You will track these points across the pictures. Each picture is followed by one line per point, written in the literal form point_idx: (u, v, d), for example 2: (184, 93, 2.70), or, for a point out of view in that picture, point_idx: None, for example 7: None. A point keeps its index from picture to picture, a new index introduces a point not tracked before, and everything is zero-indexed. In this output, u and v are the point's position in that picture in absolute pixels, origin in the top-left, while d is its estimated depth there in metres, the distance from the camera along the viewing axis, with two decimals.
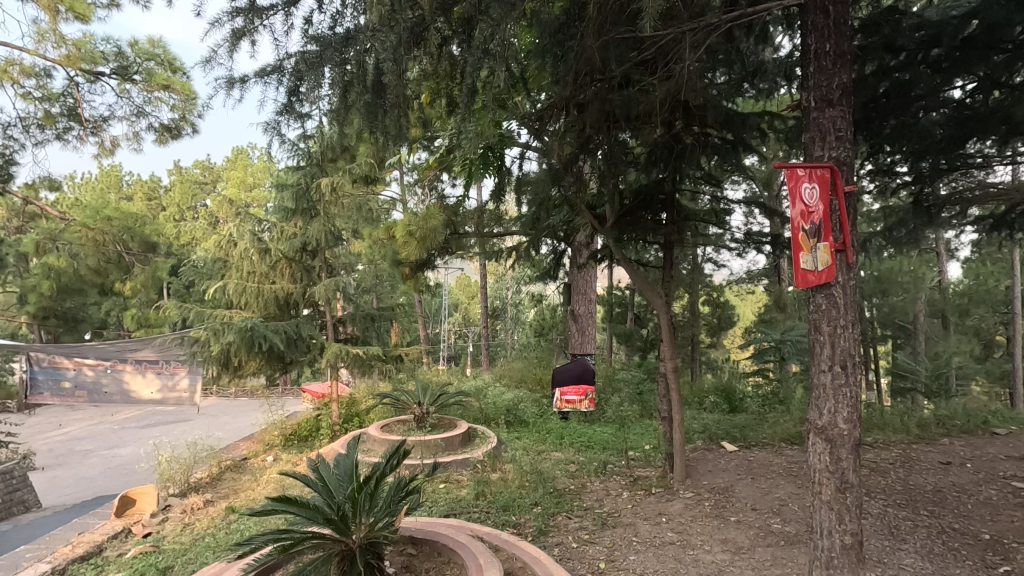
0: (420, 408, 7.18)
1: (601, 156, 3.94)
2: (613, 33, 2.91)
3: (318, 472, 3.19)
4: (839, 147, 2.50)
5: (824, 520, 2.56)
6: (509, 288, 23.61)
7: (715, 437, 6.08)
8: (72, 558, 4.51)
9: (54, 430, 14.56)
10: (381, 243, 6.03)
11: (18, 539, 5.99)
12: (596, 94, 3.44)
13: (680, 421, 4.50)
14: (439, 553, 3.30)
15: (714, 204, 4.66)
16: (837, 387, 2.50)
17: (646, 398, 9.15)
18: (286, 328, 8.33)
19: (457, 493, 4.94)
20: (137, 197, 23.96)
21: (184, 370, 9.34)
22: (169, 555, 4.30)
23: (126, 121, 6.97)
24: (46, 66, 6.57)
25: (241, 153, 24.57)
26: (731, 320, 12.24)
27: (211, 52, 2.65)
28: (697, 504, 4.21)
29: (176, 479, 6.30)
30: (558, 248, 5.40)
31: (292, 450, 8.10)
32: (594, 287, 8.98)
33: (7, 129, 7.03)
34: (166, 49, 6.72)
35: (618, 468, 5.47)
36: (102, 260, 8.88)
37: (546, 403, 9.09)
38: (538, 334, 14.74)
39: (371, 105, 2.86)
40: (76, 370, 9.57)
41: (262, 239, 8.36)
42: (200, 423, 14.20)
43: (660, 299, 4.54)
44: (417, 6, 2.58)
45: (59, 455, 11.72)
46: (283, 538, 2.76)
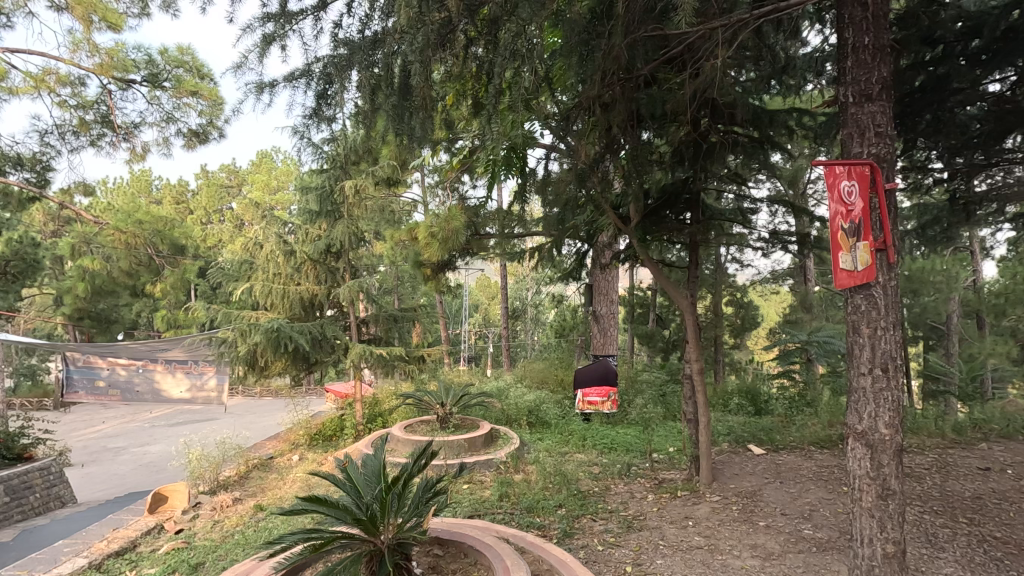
0: (443, 408, 7.24)
1: (627, 156, 3.90)
2: (642, 30, 2.91)
3: (346, 472, 3.21)
4: (878, 143, 2.43)
5: (865, 527, 2.50)
6: (529, 288, 23.71)
7: (742, 440, 5.99)
8: (108, 553, 4.62)
9: (88, 428, 14.97)
10: (403, 244, 6.08)
11: (54, 533, 6.16)
12: (623, 93, 3.39)
13: (707, 424, 4.42)
14: (466, 554, 3.31)
15: (739, 203, 4.59)
16: (877, 391, 2.43)
17: (669, 400, 9.05)
18: (311, 328, 8.45)
19: (480, 493, 4.95)
20: (166, 201, 24.55)
21: (212, 370, 9.55)
22: (200, 551, 4.38)
23: (156, 127, 7.17)
24: (81, 75, 6.78)
25: (265, 156, 25.06)
26: (756, 321, 12.05)
27: (242, 57, 2.71)
28: (724, 508, 4.14)
29: (205, 477, 6.44)
30: (581, 249, 5.38)
31: (316, 449, 8.21)
32: (617, 287, 8.91)
33: (43, 136, 7.26)
34: (194, 56, 6.87)
35: (642, 470, 5.41)
36: (134, 262, 9.09)
37: (567, 405, 9.07)
38: (559, 335, 14.71)
39: (398, 108, 2.89)
40: (110, 370, 9.82)
41: (287, 242, 8.50)
42: (228, 422, 14.51)
43: (685, 300, 4.48)
44: (444, 6, 2.58)
45: (94, 452, 12.07)
46: (313, 537, 2.79)
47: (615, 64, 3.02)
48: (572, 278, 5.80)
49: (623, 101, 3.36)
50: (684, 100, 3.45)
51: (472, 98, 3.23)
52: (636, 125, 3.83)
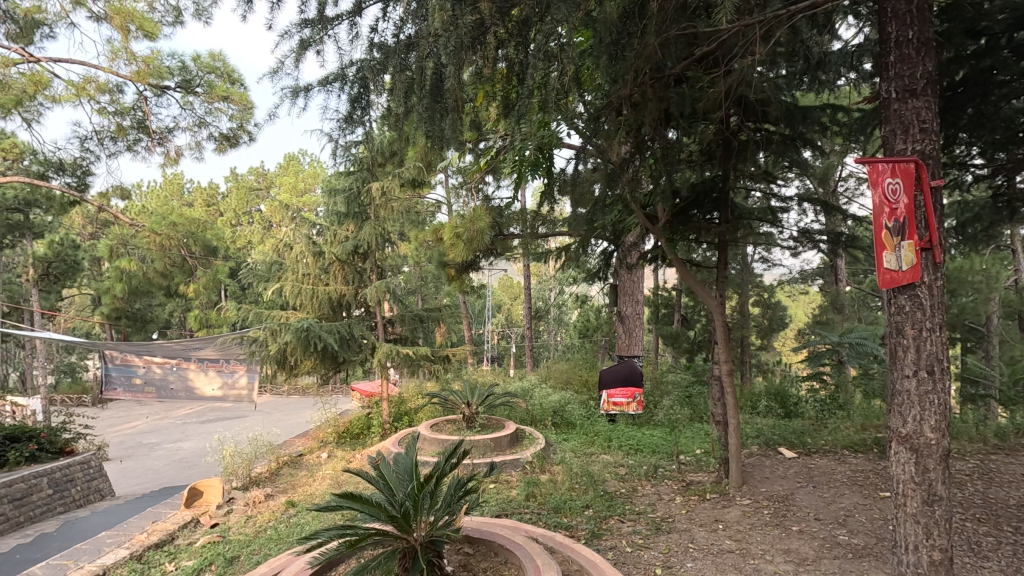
0: (469, 408, 7.29)
1: (656, 155, 3.87)
2: (673, 29, 2.88)
3: (379, 470, 3.25)
4: (923, 139, 2.37)
5: (909, 534, 2.44)
6: (553, 289, 23.78)
7: (772, 442, 5.88)
8: (148, 545, 4.78)
9: (126, 424, 15.47)
10: (428, 246, 6.13)
11: (95, 525, 6.39)
12: (653, 92, 3.36)
13: (737, 426, 4.34)
14: (496, 554, 3.32)
15: (769, 202, 4.51)
16: (922, 394, 2.37)
17: (696, 401, 8.96)
18: (339, 328, 8.60)
19: (507, 493, 4.96)
20: (197, 204, 25.21)
21: (243, 369, 9.78)
22: (235, 545, 4.49)
23: (189, 131, 7.39)
24: (118, 82, 7.02)
25: (292, 159, 25.55)
26: (784, 322, 11.84)
27: (279, 63, 2.77)
28: (755, 512, 4.07)
29: (239, 473, 6.60)
30: (606, 249, 5.35)
31: (344, 447, 8.34)
32: (642, 287, 8.83)
33: (84, 142, 7.55)
34: (226, 62, 7.06)
35: (670, 472, 5.35)
36: (168, 263, 9.34)
37: (593, 405, 9.05)
38: (582, 335, 14.67)
39: (430, 110, 2.93)
40: (145, 367, 10.10)
41: (316, 243, 8.67)
42: (258, 420, 14.86)
43: (715, 300, 4.42)
44: (477, 8, 2.60)
45: (129, 447, 12.45)
46: (349, 533, 2.84)
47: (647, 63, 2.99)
48: (598, 278, 5.80)
49: (654, 101, 3.32)
50: (716, 98, 3.39)
51: (498, 100, 3.24)
52: (665, 124, 3.78)
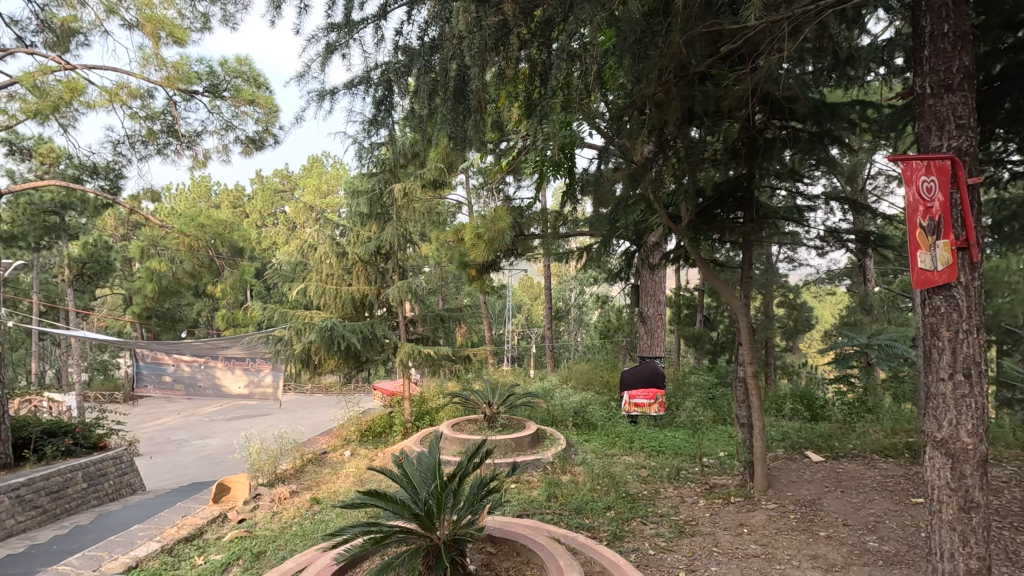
0: (490, 408, 7.31)
1: (679, 154, 3.83)
2: (699, 27, 2.85)
3: (403, 468, 3.28)
4: (959, 136, 2.31)
5: (945, 541, 2.37)
6: (573, 289, 23.75)
7: (798, 446, 5.77)
8: (178, 538, 4.90)
9: (155, 421, 15.90)
10: (449, 246, 6.16)
11: (128, 518, 6.57)
12: (677, 91, 3.31)
13: (762, 429, 4.27)
14: (519, 554, 3.32)
15: (794, 201, 4.42)
16: (959, 397, 2.31)
17: (719, 403, 8.85)
18: (362, 328, 8.71)
19: (529, 493, 4.97)
20: (224, 206, 25.77)
21: (268, 367, 9.98)
22: (262, 540, 4.57)
23: (217, 135, 7.57)
24: (149, 88, 7.21)
25: (315, 161, 25.94)
26: (810, 323, 11.61)
27: (306, 67, 2.83)
28: (781, 516, 4.00)
29: (265, 469, 6.72)
30: (628, 249, 5.32)
31: (368, 445, 8.43)
32: (664, 288, 8.74)
33: (116, 146, 7.77)
34: (252, 66, 7.22)
35: (693, 475, 5.29)
36: (196, 263, 9.57)
37: (614, 406, 9.01)
38: (603, 336, 14.61)
39: (454, 112, 2.94)
40: (175, 365, 10.35)
41: (339, 244, 8.79)
42: (283, 417, 15.13)
43: (739, 301, 4.35)
44: (501, 9, 2.61)
45: (159, 443, 12.78)
46: (374, 530, 2.87)
47: (672, 61, 2.96)
48: (619, 278, 5.77)
49: (678, 100, 3.29)
50: (742, 96, 3.34)
51: (520, 101, 3.24)
52: (689, 122, 3.73)
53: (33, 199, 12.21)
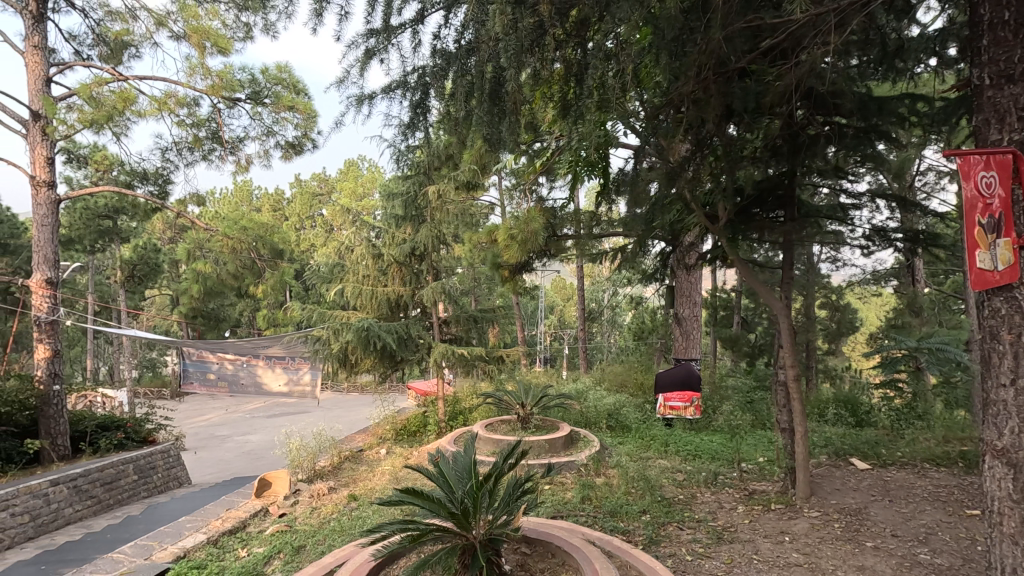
0: (524, 409, 7.32)
1: (718, 153, 3.75)
2: (739, 23, 2.80)
3: (439, 467, 3.31)
4: (1022, 128, 2.19)
5: (1007, 556, 2.25)
6: (606, 290, 23.59)
7: (842, 453, 5.57)
8: (223, 531, 5.08)
9: (200, 417, 16.49)
10: (482, 248, 6.19)
11: (175, 510, 6.84)
12: (717, 88, 3.25)
13: (804, 434, 4.14)
14: (553, 555, 3.32)
15: (838, 199, 4.27)
16: (1022, 404, 2.18)
17: (758, 407, 8.62)
18: (397, 328, 8.85)
19: (562, 494, 4.95)
20: (265, 209, 26.59)
21: (307, 366, 10.24)
22: (302, 535, 4.69)
23: (258, 140, 7.82)
24: (195, 96, 7.51)
25: (352, 164, 26.48)
26: (854, 325, 11.20)
27: (346, 72, 2.91)
28: (825, 525, 3.87)
29: (304, 465, 6.90)
30: (664, 250, 5.24)
31: (402, 444, 8.55)
32: (699, 289, 8.56)
33: (164, 153, 8.12)
34: (292, 73, 7.44)
35: (731, 480, 5.17)
36: (239, 265, 9.90)
37: (649, 409, 8.88)
38: (637, 337, 14.46)
39: (491, 114, 2.96)
40: (218, 364, 10.73)
41: (375, 245, 8.95)
42: (320, 415, 15.49)
43: (780, 302, 4.23)
44: (537, 10, 2.63)
45: (204, 439, 13.25)
46: (411, 528, 2.91)
47: (712, 58, 2.90)
48: (654, 279, 5.70)
49: (717, 97, 3.22)
50: (784, 92, 3.25)
51: (554, 102, 3.24)
52: (728, 120, 3.65)
53: (89, 204, 13.13)
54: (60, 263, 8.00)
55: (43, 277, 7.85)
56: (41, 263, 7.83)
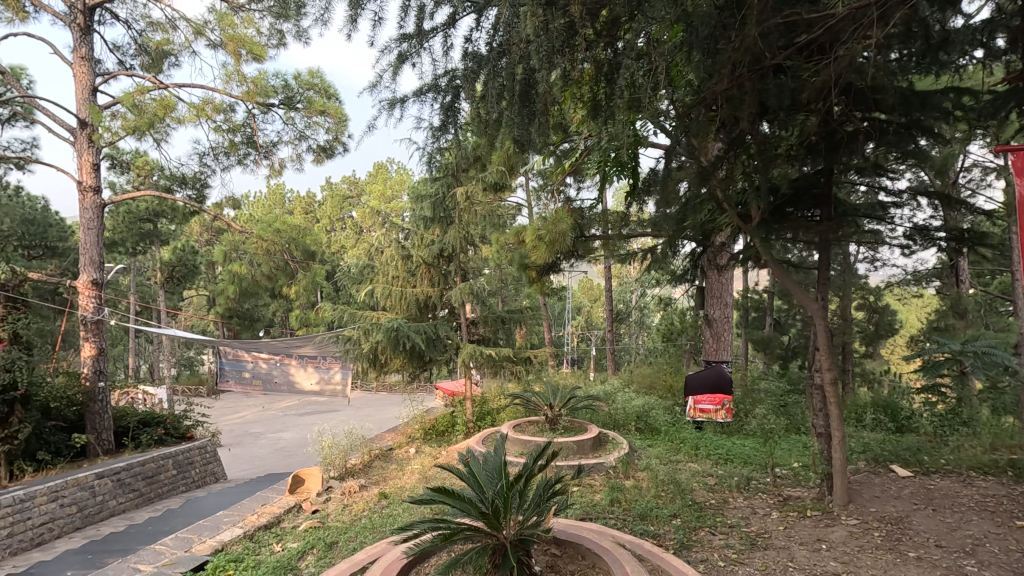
0: (552, 410, 7.31)
1: (754, 152, 3.66)
2: (775, 18, 2.73)
3: (470, 467, 3.33)
4: None
5: None
6: (634, 291, 23.40)
7: (882, 459, 5.39)
8: (259, 526, 5.22)
9: (235, 414, 16.97)
10: (510, 249, 6.20)
11: (211, 505, 7.04)
12: (752, 85, 3.17)
13: (842, 439, 4.01)
14: (584, 557, 3.30)
15: (877, 197, 4.14)
16: None
17: (792, 411, 8.41)
18: (426, 328, 8.94)
19: (591, 496, 4.92)
20: (297, 211, 27.22)
21: (338, 366, 10.44)
22: (334, 531, 4.78)
23: (291, 144, 8.02)
24: (231, 103, 7.73)
25: (380, 166, 26.87)
26: (893, 328, 10.82)
27: (378, 77, 2.96)
28: (864, 533, 3.75)
29: (336, 463, 7.03)
30: (695, 251, 5.15)
31: (431, 443, 8.63)
32: (731, 290, 8.41)
33: (202, 158, 8.39)
34: (323, 79, 7.60)
35: (764, 485, 5.06)
36: (273, 266, 10.15)
37: (678, 411, 8.75)
38: (666, 339, 14.29)
39: (522, 115, 2.98)
40: (253, 363, 11.00)
41: (404, 246, 9.06)
42: (351, 414, 15.77)
43: (816, 303, 4.12)
44: (569, 11, 2.64)
45: (239, 435, 13.62)
46: (442, 526, 2.94)
47: (748, 54, 2.83)
48: (685, 280, 5.62)
49: (752, 94, 3.15)
50: (822, 88, 3.15)
51: (583, 102, 3.22)
52: (762, 118, 3.56)
53: (131, 208, 13.55)
54: (105, 265, 8.32)
55: (89, 278, 8.19)
56: (87, 265, 8.16)
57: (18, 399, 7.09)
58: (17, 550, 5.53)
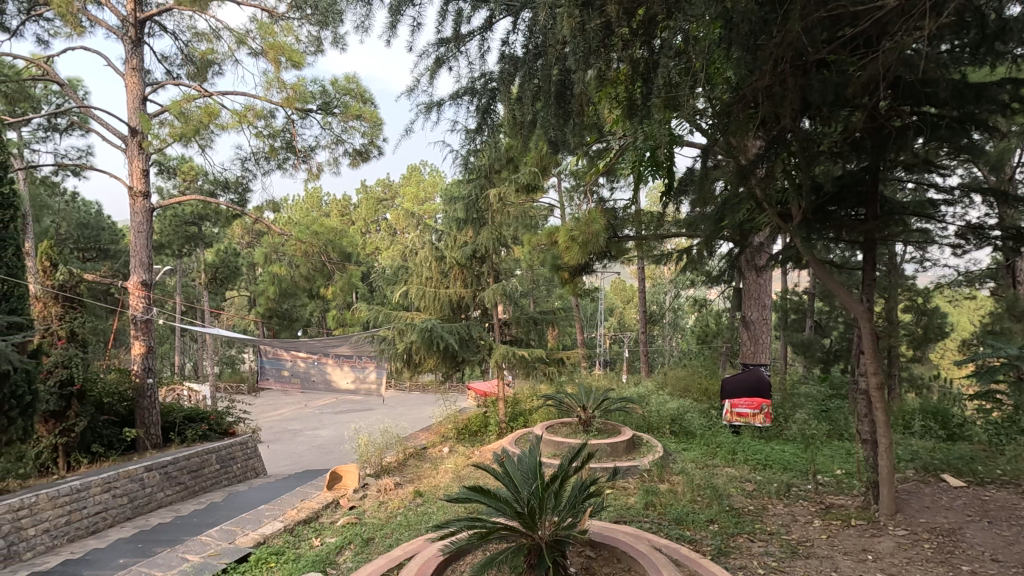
0: (585, 412, 7.27)
1: (796, 150, 3.55)
2: (819, 13, 2.65)
3: (504, 466, 3.35)
4: None
5: None
6: (668, 293, 23.09)
7: (933, 468, 5.16)
8: (298, 520, 5.37)
9: (275, 411, 17.48)
10: (542, 250, 6.19)
11: (252, 499, 7.26)
12: (794, 82, 3.08)
13: (889, 447, 3.86)
14: (619, 560, 3.28)
15: (925, 195, 3.98)
16: None
17: (835, 416, 8.14)
18: (459, 329, 9.01)
19: (625, 499, 4.88)
20: (334, 214, 27.86)
21: (373, 365, 10.64)
22: (370, 528, 4.88)
23: (328, 148, 8.22)
24: (271, 109, 7.98)
25: (414, 169, 27.22)
26: (943, 331, 10.37)
27: (416, 81, 3.02)
28: (913, 545, 3.60)
29: (372, 461, 7.16)
30: (732, 251, 5.04)
31: (464, 442, 8.71)
32: (769, 291, 8.19)
33: (244, 162, 8.67)
34: (359, 84, 7.77)
35: (806, 492, 4.91)
36: (310, 267, 10.41)
37: (714, 415, 8.59)
38: (701, 341, 14.05)
39: (557, 115, 2.98)
40: (291, 361, 11.29)
41: (437, 247, 9.18)
42: (385, 412, 16.04)
43: (861, 305, 3.97)
44: (605, 11, 2.63)
45: (279, 432, 14.02)
46: (478, 525, 2.96)
47: (790, 50, 2.75)
48: (721, 281, 5.51)
49: (794, 91, 3.06)
50: (868, 83, 3.04)
51: (618, 102, 3.20)
52: (804, 114, 3.45)
53: (177, 212, 14.23)
54: (153, 267, 8.68)
55: (139, 279, 8.57)
56: (137, 266, 8.54)
57: (74, 393, 7.55)
58: (74, 537, 5.82)
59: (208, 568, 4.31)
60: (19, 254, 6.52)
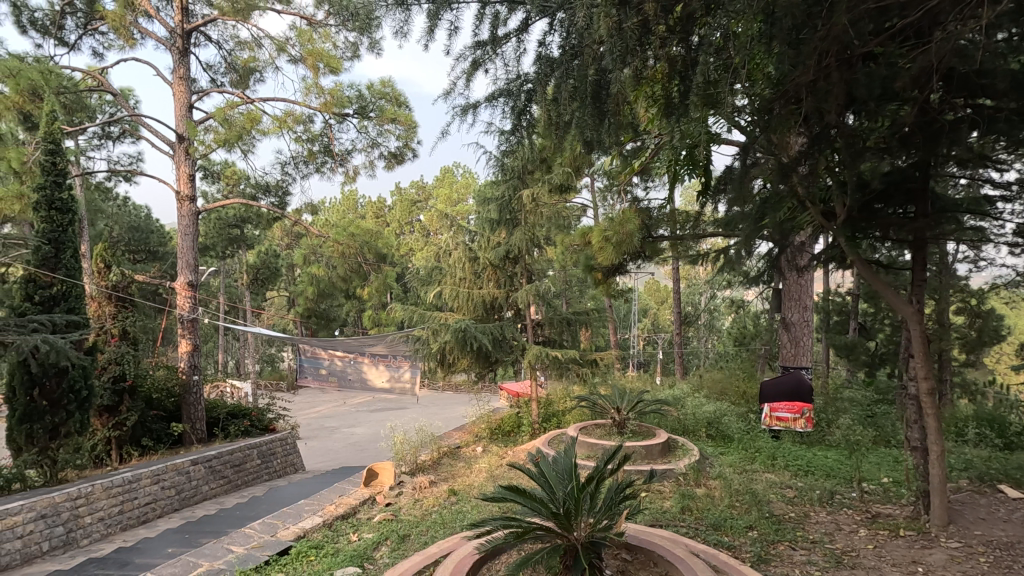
0: (619, 414, 7.20)
1: (840, 146, 3.42)
2: (866, 5, 2.55)
3: (540, 467, 3.35)
4: None
5: None
6: (704, 294, 22.66)
7: (988, 478, 4.91)
8: (336, 516, 5.50)
9: (313, 409, 17.93)
10: (575, 250, 6.16)
11: (291, 494, 7.46)
12: (839, 76, 2.97)
13: (941, 454, 3.69)
14: (655, 564, 3.25)
15: (980, 191, 3.81)
16: None
17: (881, 422, 7.84)
18: (492, 329, 9.05)
19: (661, 503, 4.81)
20: (369, 216, 28.41)
21: (408, 365, 10.77)
22: (406, 524, 4.95)
23: (364, 151, 8.38)
24: (310, 114, 8.20)
25: (447, 170, 27.47)
26: (1000, 334, 9.85)
27: (453, 84, 3.06)
28: (968, 558, 3.43)
29: (406, 458, 7.25)
30: (772, 251, 4.90)
31: (497, 442, 8.75)
32: (811, 292, 7.93)
33: (284, 166, 8.93)
34: (394, 88, 7.90)
35: (850, 500, 4.74)
36: (347, 267, 10.62)
37: (752, 418, 8.38)
38: (738, 342, 13.73)
39: (593, 115, 2.97)
40: (329, 360, 11.53)
41: (471, 248, 9.25)
42: (419, 411, 16.23)
43: (911, 307, 3.80)
44: (642, 10, 2.61)
45: (317, 429, 14.36)
46: (514, 524, 2.98)
47: (836, 43, 2.66)
48: (761, 282, 5.37)
49: (839, 85, 2.96)
50: (919, 76, 2.90)
51: (654, 101, 3.16)
52: (849, 110, 3.33)
53: (221, 215, 14.73)
54: (199, 267, 9.02)
55: (186, 280, 8.90)
56: (184, 267, 8.88)
57: (126, 389, 7.92)
58: (126, 526, 6.11)
59: (251, 559, 4.46)
60: (77, 256, 6.89)
